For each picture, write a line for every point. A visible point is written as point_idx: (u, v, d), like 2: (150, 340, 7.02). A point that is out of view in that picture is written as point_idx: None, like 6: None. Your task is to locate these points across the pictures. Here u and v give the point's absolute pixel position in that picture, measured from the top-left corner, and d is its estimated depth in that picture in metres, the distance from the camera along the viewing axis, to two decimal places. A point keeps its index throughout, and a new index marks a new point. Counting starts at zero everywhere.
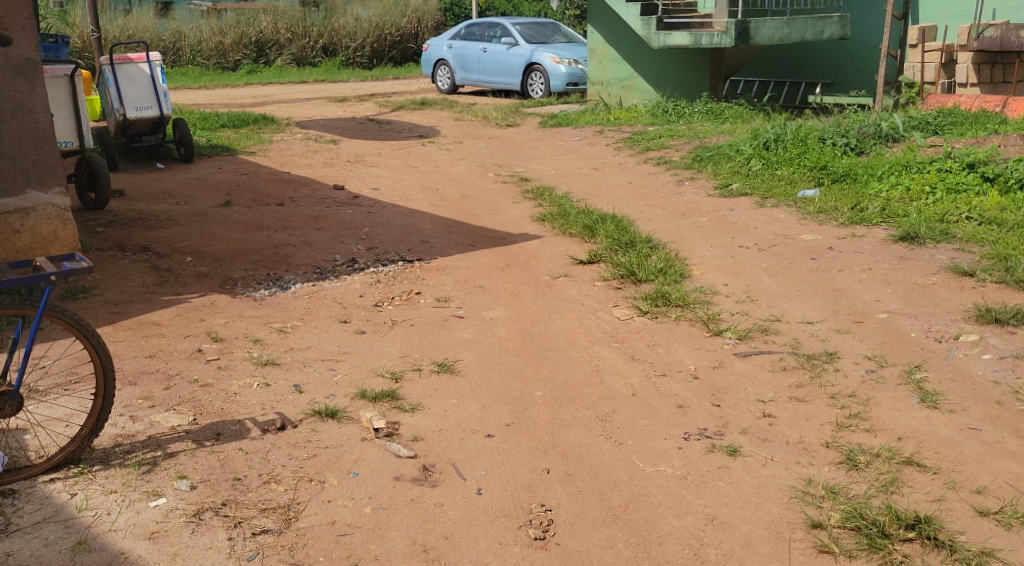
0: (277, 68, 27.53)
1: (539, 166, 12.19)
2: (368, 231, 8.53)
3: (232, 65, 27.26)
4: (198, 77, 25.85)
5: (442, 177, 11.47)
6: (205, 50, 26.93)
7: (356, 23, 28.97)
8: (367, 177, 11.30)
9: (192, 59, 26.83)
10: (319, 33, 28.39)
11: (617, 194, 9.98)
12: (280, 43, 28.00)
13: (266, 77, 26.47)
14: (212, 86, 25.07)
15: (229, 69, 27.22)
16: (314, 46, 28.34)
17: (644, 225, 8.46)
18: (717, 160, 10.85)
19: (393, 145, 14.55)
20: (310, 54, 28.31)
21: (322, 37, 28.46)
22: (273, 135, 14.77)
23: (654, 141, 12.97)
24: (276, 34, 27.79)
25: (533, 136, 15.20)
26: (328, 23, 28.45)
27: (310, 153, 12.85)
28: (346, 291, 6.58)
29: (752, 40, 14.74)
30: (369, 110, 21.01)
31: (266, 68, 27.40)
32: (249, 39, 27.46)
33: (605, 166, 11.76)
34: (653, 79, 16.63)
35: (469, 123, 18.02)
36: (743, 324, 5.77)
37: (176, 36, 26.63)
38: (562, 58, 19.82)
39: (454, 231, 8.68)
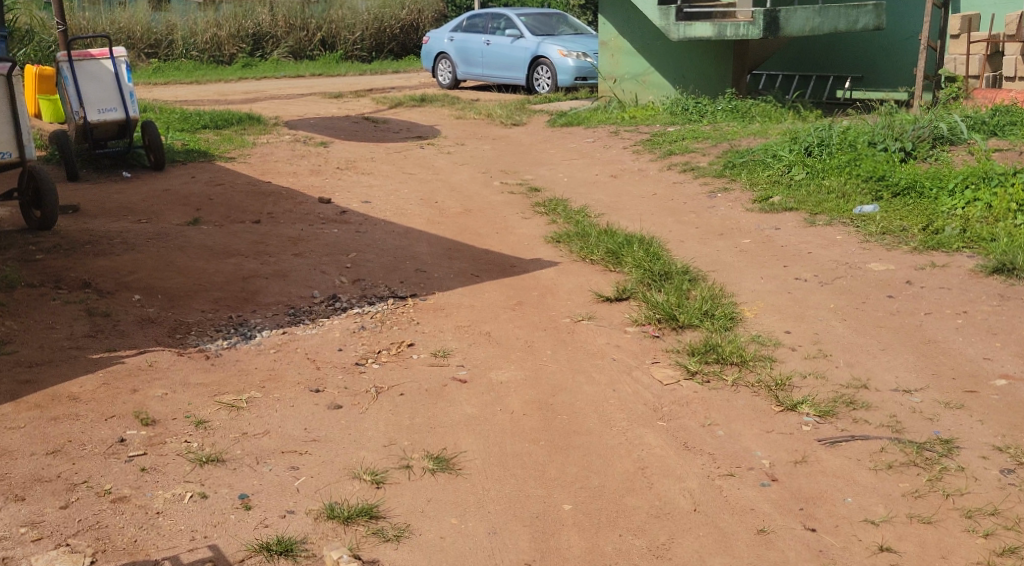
0: (274, 61, 26.25)
1: (550, 172, 10.98)
2: (355, 255, 7.32)
3: (227, 58, 25.89)
4: (189, 72, 24.60)
5: (442, 186, 10.27)
6: (199, 43, 25.65)
7: (355, 15, 27.76)
8: (357, 187, 10.09)
9: (186, 54, 25.47)
10: (317, 26, 27.22)
11: (640, 210, 8.77)
12: (277, 36, 26.79)
13: (261, 71, 25.20)
14: (204, 80, 23.86)
15: (225, 63, 25.83)
16: (311, 38, 27.11)
17: (676, 250, 7.25)
18: (752, 168, 9.62)
19: (388, 148, 13.35)
20: (307, 46, 27.06)
21: (320, 30, 27.23)
22: (258, 137, 13.57)
23: (676, 143, 11.75)
24: (273, 27, 26.56)
25: (541, 137, 13.98)
26: (326, 15, 27.26)
27: (297, 158, 11.64)
28: (322, 344, 5.37)
29: (782, 31, 13.49)
30: (365, 107, 19.77)
31: (262, 62, 26.07)
32: (246, 32, 26.21)
33: (623, 174, 10.55)
34: (670, 73, 15.39)
35: (471, 122, 16.79)
36: (820, 392, 4.56)
37: (168, 29, 25.41)
38: (570, 51, 18.59)
39: (456, 255, 7.49)
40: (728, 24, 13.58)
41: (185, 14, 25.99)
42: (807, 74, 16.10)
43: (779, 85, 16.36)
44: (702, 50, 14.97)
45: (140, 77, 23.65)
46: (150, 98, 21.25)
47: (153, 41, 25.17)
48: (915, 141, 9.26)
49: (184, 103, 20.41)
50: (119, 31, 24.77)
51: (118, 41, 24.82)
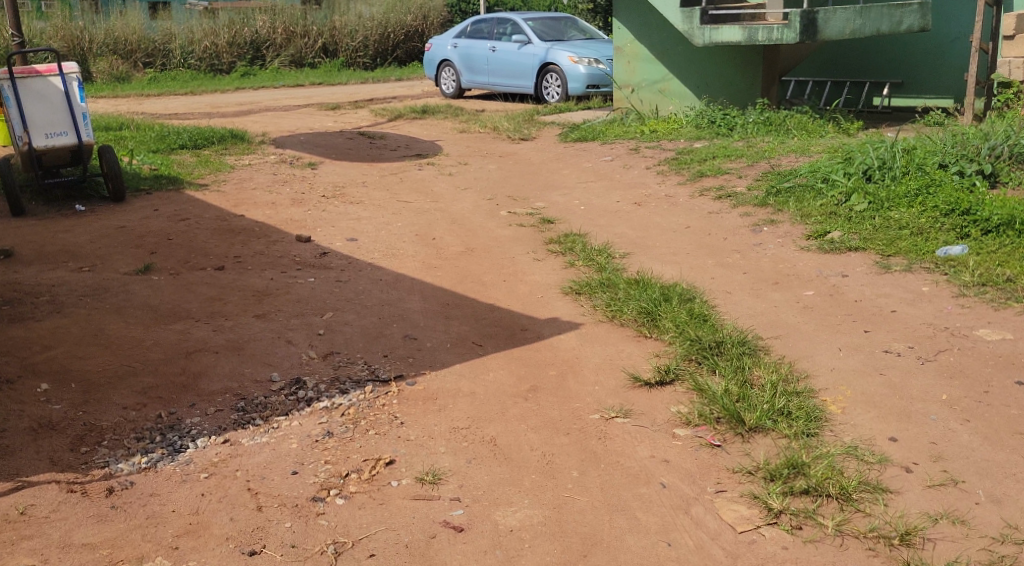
0: (274, 70, 24.96)
1: (564, 200, 9.67)
2: (331, 315, 6.01)
3: (225, 67, 24.71)
4: (184, 82, 23.30)
5: (441, 218, 8.97)
6: (197, 52, 24.36)
7: (358, 20, 26.48)
8: (343, 221, 8.79)
9: (184, 62, 24.23)
10: (318, 33, 25.81)
11: (672, 251, 7.46)
12: (276, 44, 25.53)
13: (259, 81, 23.89)
14: (200, 91, 22.55)
15: (223, 72, 24.68)
16: (312, 46, 25.83)
17: (723, 306, 5.93)
18: (801, 198, 8.28)
19: (383, 169, 12.06)
20: (309, 54, 25.80)
21: (322, 37, 25.88)
22: (240, 158, 12.27)
23: (707, 163, 10.43)
24: (272, 34, 25.30)
25: (552, 154, 12.66)
26: (329, 22, 25.97)
27: (279, 183, 10.34)
28: (272, 461, 4.03)
29: (819, 35, 12.12)
30: (363, 119, 18.48)
31: (261, 71, 24.82)
32: (244, 39, 24.97)
33: (649, 201, 9.22)
34: (692, 82, 14.06)
35: (475, 136, 15.48)
36: (964, 559, 3.28)
37: (165, 37, 24.07)
38: (581, 57, 17.26)
39: (454, 311, 6.18)
40: (760, 28, 12.22)
41: (183, 23, 24.72)
42: (840, 81, 14.78)
43: (809, 93, 15.03)
44: (727, 56, 13.63)
45: (133, 88, 22.27)
46: (138, 112, 19.95)
47: (151, 50, 23.81)
48: (992, 160, 7.92)
49: (173, 119, 19.11)
50: (115, 42, 23.33)
51: (113, 52, 23.40)
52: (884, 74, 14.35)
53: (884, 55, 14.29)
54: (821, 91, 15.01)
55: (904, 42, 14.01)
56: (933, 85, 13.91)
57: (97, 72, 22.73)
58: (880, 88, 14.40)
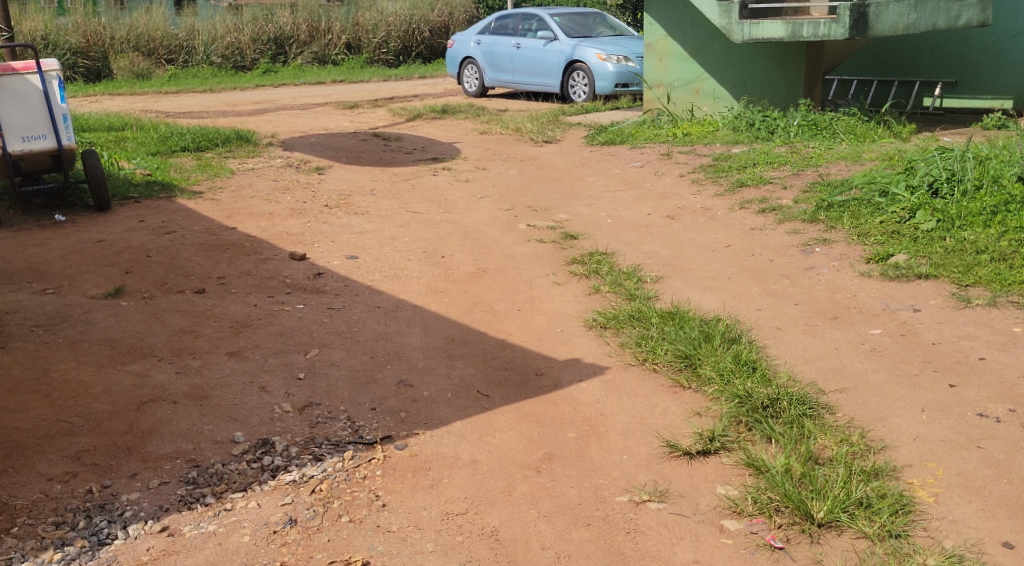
0: (296, 67, 24.18)
1: (589, 213, 8.83)
2: (316, 353, 5.17)
3: (248, 64, 23.89)
4: (205, 79, 22.49)
5: (452, 232, 8.15)
6: (219, 49, 23.61)
7: (382, 17, 25.83)
8: (344, 235, 7.99)
9: (207, 59, 23.42)
10: (341, 29, 25.08)
11: (709, 275, 6.59)
12: (299, 41, 24.79)
13: (280, 78, 23.14)
14: (219, 88, 21.82)
15: (247, 69, 23.78)
16: (337, 43, 25.01)
17: (774, 348, 5.06)
18: (856, 215, 7.38)
19: (396, 175, 11.24)
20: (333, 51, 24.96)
21: (345, 33, 25.09)
22: (244, 162, 11.49)
23: (747, 171, 9.53)
24: (295, 30, 24.56)
25: (577, 159, 11.80)
26: (352, 17, 25.35)
27: (281, 191, 9.53)
28: (214, 562, 3.28)
29: (870, 31, 11.14)
30: (382, 119, 17.66)
31: (283, 67, 24.06)
32: (268, 36, 24.24)
33: (682, 214, 8.35)
34: (728, 81, 13.15)
35: (496, 138, 14.64)
36: None
37: (188, 33, 23.38)
38: (610, 54, 16.40)
39: (460, 347, 5.35)
40: (805, 23, 11.27)
41: (207, 19, 24.08)
42: (886, 80, 13.84)
43: (853, 93, 14.11)
44: (767, 53, 12.70)
45: (153, 85, 21.58)
46: (154, 111, 19.25)
47: (173, 47, 23.10)
48: None
49: (188, 119, 18.39)
50: (136, 38, 22.60)
51: (136, 48, 22.69)
52: (937, 73, 13.44)
53: (936, 53, 13.39)
54: (866, 91, 14.07)
55: (960, 39, 13.14)
56: (992, 85, 13.03)
57: (118, 69, 22.01)
58: (932, 88, 13.50)
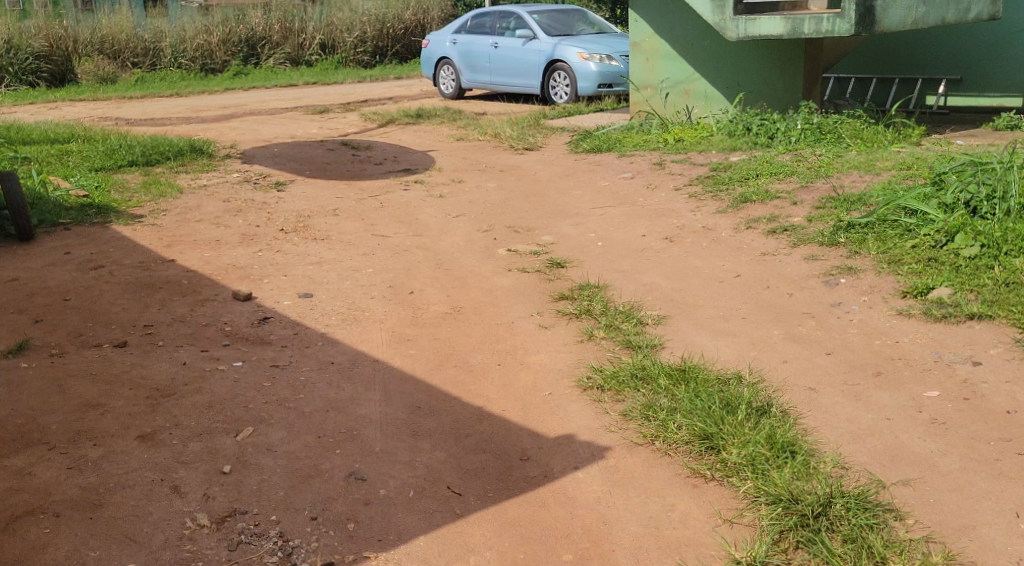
0: (268, 69, 23.13)
1: (576, 235, 7.89)
2: (250, 432, 4.19)
3: (219, 66, 22.69)
4: (173, 83, 21.40)
5: (422, 261, 7.19)
6: (187, 51, 22.44)
7: (355, 15, 24.81)
8: (299, 266, 7.02)
9: (175, 62, 22.33)
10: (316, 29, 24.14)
11: (720, 314, 5.67)
12: (271, 42, 23.75)
13: (250, 80, 22.07)
14: (186, 92, 20.75)
15: (217, 71, 22.70)
16: (310, 43, 24.05)
17: (812, 419, 4.14)
18: (882, 237, 6.47)
19: (363, 191, 10.27)
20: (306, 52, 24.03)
21: (319, 33, 24.11)
22: (198, 178, 10.48)
23: (749, 183, 8.63)
24: (268, 31, 23.52)
25: (561, 169, 10.86)
26: (326, 17, 24.32)
27: (233, 213, 8.53)
28: None
29: (877, 26, 10.21)
30: (353, 125, 16.65)
31: (254, 70, 22.98)
32: (239, 37, 23.14)
33: (682, 236, 7.43)
34: (721, 81, 12.24)
35: (473, 145, 13.68)
36: None
37: (155, 35, 22.30)
38: (592, 53, 15.48)
39: (428, 418, 4.40)
40: (806, 18, 10.34)
41: (175, 21, 22.99)
42: (887, 78, 12.98)
43: (852, 92, 13.23)
44: (763, 50, 11.79)
45: (118, 90, 20.48)
46: (114, 118, 18.16)
47: (139, 49, 22.00)
48: None
49: (150, 127, 17.33)
50: (101, 41, 21.51)
51: (101, 52, 21.58)
52: (940, 69, 12.59)
53: (940, 48, 12.55)
54: (866, 90, 13.20)
55: (966, 33, 12.30)
56: (1001, 81, 12.19)
57: (82, 73, 20.86)
58: (936, 85, 12.65)
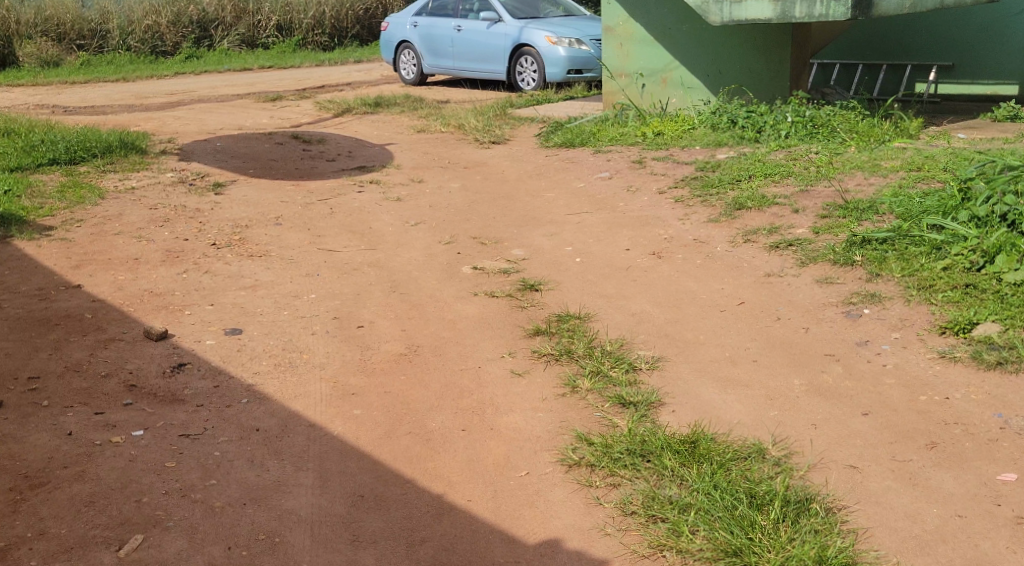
0: (222, 52, 21.87)
1: (550, 249, 6.96)
2: (139, 542, 3.28)
3: (170, 48, 21.43)
4: (120, 67, 20.10)
5: (374, 285, 6.22)
6: (136, 32, 21.12)
7: None
8: (229, 291, 6.03)
9: (123, 44, 20.97)
10: (271, 10, 22.83)
11: (725, 355, 4.76)
12: (225, 23, 22.45)
13: (203, 65, 20.83)
14: (133, 77, 19.48)
15: (168, 54, 21.40)
16: (266, 25, 22.77)
17: (863, 517, 3.28)
18: (905, 255, 5.59)
19: (312, 193, 9.26)
20: (262, 34, 22.76)
21: (275, 14, 22.83)
22: (126, 181, 9.43)
23: (742, 185, 7.74)
24: (221, 11, 22.17)
25: (530, 168, 9.91)
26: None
27: (160, 224, 7.51)
28: None
29: (874, 10, 9.29)
30: (306, 114, 15.56)
31: (208, 52, 21.70)
32: (190, 18, 21.77)
33: (671, 250, 6.52)
34: (701, 68, 11.31)
35: (435, 137, 12.67)
36: None
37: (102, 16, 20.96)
38: (561, 37, 14.54)
39: (373, 515, 3.47)
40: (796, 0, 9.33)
41: None
42: (874, 63, 12.12)
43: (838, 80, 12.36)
44: (748, 34, 10.87)
45: (61, 74, 19.17)
46: (50, 106, 16.92)
47: (85, 31, 20.61)
48: None
49: (89, 116, 16.12)
50: (45, 21, 20.16)
51: (44, 34, 20.15)
52: (932, 54, 11.76)
53: (931, 32, 11.73)
54: (853, 77, 12.33)
55: (958, 17, 11.47)
56: (996, 68, 11.38)
57: (24, 55, 19.51)
58: (926, 72, 11.81)
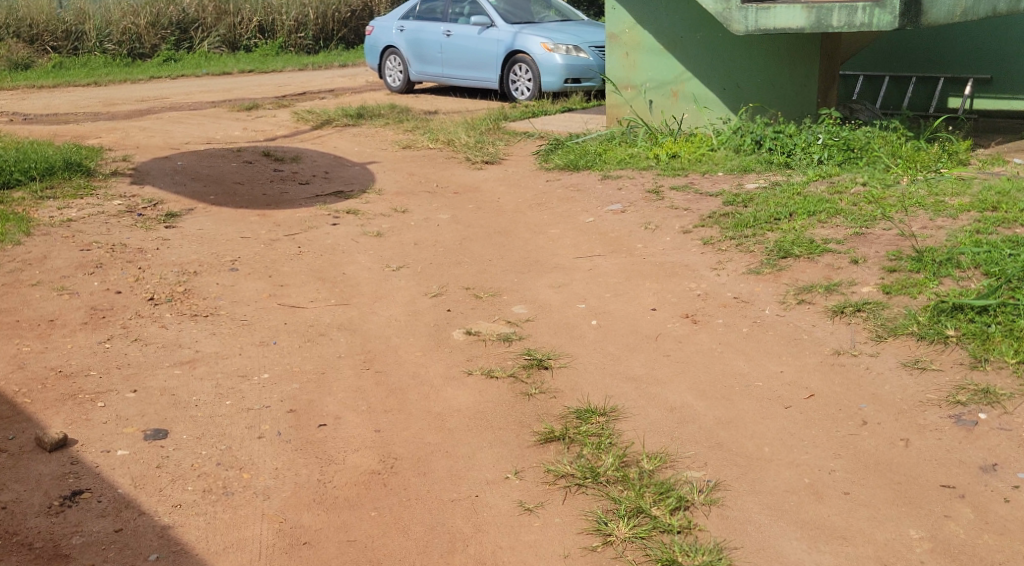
0: (202, 54, 20.57)
1: (558, 307, 5.76)
2: None
3: (148, 51, 20.15)
4: (93, 70, 18.79)
5: (342, 361, 5.02)
6: (114, 34, 19.85)
7: None
8: (159, 371, 4.83)
9: (100, 47, 19.67)
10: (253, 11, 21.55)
11: (802, 482, 3.57)
12: (205, 24, 21.15)
13: (181, 68, 19.54)
14: (106, 81, 18.19)
15: (147, 57, 20.10)
16: (248, 26, 21.49)
17: None
18: (1016, 331, 4.38)
19: (280, 225, 8.06)
20: (244, 36, 21.48)
21: (257, 15, 21.55)
22: (65, 212, 8.29)
23: (782, 224, 6.55)
24: (201, 12, 20.87)
25: (529, 195, 8.71)
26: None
27: (89, 272, 6.32)
28: None
29: (923, 17, 7.96)
30: (283, 125, 14.33)
31: (188, 55, 20.40)
32: (169, 19, 20.48)
33: (707, 313, 5.32)
34: (717, 80, 10.12)
35: (421, 155, 11.47)
36: None
37: (78, 17, 19.63)
38: (558, 44, 13.35)
39: None
40: (835, 7, 8.04)
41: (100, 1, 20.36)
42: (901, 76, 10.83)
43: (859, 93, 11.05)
44: (772, 43, 9.67)
45: (30, 78, 17.88)
46: (10, 113, 15.65)
47: (60, 32, 19.33)
48: None
49: (50, 125, 14.86)
50: (17, 21, 18.95)
51: (16, 35, 18.97)
52: (969, 65, 10.51)
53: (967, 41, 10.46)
54: (876, 91, 11.04)
55: (1000, 25, 10.20)
56: None
57: None
58: (961, 86, 10.53)
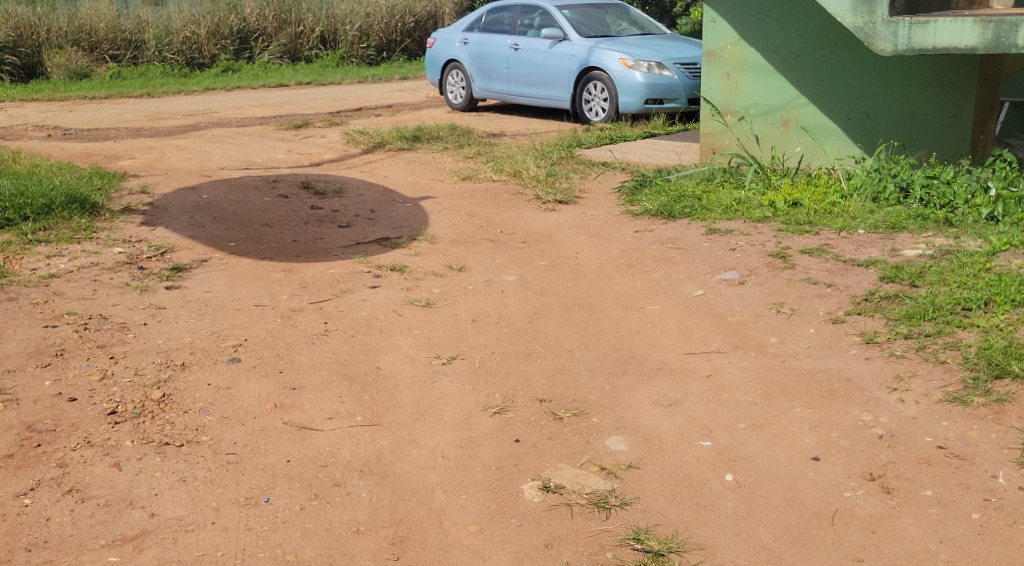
0: (262, 65, 19.28)
1: (673, 442, 4.06)
2: None
3: (208, 61, 18.87)
4: (148, 80, 17.54)
5: (360, 542, 3.39)
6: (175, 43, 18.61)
7: (361, 5, 20.88)
8: (86, 559, 3.23)
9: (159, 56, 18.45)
10: (315, 20, 20.16)
11: None
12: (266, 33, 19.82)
13: (237, 79, 18.22)
14: (157, 93, 16.89)
15: (205, 67, 18.84)
16: (309, 37, 20.12)
17: None
18: None
19: (309, 285, 6.48)
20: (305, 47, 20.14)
21: (319, 25, 20.16)
22: (59, 264, 6.80)
23: (976, 316, 4.78)
24: (262, 21, 19.57)
25: (616, 251, 7.02)
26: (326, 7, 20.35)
27: (45, 366, 4.76)
28: None
29: None
30: (334, 147, 12.82)
31: (247, 66, 19.10)
32: (230, 28, 19.19)
33: (902, 475, 3.60)
34: (841, 107, 8.28)
35: (484, 188, 9.84)
36: None
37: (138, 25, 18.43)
38: (638, 60, 11.65)
39: None
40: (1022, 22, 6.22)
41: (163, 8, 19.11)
42: None
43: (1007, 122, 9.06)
44: (915, 64, 7.84)
45: (80, 88, 16.67)
46: (49, 127, 14.37)
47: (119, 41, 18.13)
48: None
49: (85, 142, 13.52)
50: (77, 28, 17.74)
51: (75, 43, 17.70)
52: None
53: None
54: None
55: None
56: None
57: (52, 66, 17.08)
58: None
